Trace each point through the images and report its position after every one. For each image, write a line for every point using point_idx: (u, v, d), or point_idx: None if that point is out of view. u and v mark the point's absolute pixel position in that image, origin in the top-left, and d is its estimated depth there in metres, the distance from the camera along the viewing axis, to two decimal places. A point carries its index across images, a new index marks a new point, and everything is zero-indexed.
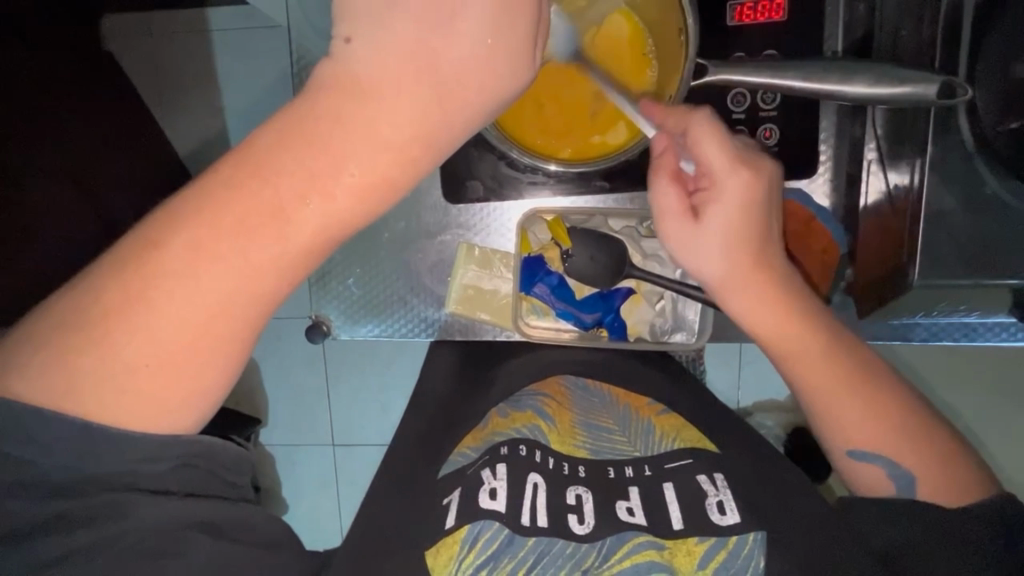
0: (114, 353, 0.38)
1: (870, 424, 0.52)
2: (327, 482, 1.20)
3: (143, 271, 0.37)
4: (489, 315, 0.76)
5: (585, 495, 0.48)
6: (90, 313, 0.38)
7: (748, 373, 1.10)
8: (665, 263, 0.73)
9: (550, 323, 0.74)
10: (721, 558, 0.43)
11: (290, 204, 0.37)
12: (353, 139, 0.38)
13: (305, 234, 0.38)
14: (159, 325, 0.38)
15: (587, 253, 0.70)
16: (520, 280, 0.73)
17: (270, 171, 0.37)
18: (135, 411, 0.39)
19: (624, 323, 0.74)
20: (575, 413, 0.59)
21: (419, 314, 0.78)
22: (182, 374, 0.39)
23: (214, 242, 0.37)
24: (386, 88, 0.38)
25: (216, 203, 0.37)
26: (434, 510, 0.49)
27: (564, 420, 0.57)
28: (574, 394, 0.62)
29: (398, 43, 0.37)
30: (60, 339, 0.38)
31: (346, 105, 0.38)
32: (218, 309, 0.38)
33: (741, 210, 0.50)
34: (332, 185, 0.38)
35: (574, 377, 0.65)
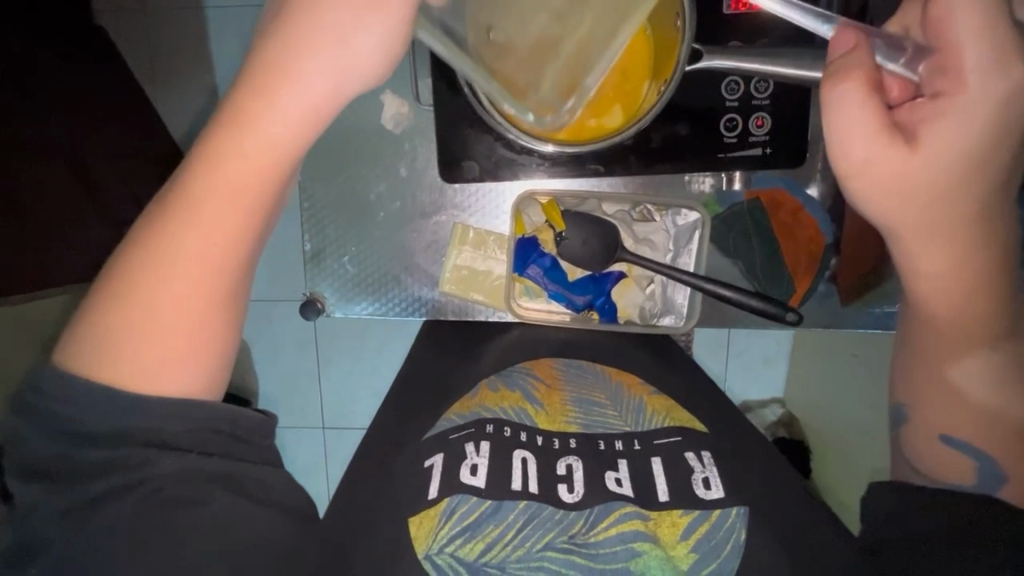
0: (121, 328, 0.45)
1: (979, 407, 0.51)
2: (318, 462, 1.22)
3: (139, 262, 0.45)
4: (483, 296, 0.77)
5: (575, 464, 0.51)
6: (117, 302, 0.45)
7: (736, 365, 1.12)
8: (656, 247, 0.74)
9: (542, 304, 0.76)
10: (705, 530, 0.45)
11: (227, 187, 0.45)
12: (259, 129, 0.44)
13: (244, 207, 0.46)
14: (156, 299, 0.45)
15: (580, 237, 0.72)
16: (514, 260, 0.74)
17: (209, 165, 0.45)
18: (141, 377, 0.45)
19: (615, 306, 0.75)
20: (567, 391, 0.61)
21: (412, 294, 0.79)
22: (174, 336, 0.46)
23: (179, 229, 0.45)
24: (276, 84, 0.44)
25: (179, 201, 0.45)
26: (416, 471, 0.51)
27: (554, 401, 0.59)
28: (566, 372, 0.64)
29: (275, 47, 0.44)
30: (83, 329, 0.46)
31: (247, 107, 0.44)
32: (205, 284, 0.46)
33: (977, 121, 0.42)
34: (253, 163, 0.45)
35: (567, 359, 0.67)
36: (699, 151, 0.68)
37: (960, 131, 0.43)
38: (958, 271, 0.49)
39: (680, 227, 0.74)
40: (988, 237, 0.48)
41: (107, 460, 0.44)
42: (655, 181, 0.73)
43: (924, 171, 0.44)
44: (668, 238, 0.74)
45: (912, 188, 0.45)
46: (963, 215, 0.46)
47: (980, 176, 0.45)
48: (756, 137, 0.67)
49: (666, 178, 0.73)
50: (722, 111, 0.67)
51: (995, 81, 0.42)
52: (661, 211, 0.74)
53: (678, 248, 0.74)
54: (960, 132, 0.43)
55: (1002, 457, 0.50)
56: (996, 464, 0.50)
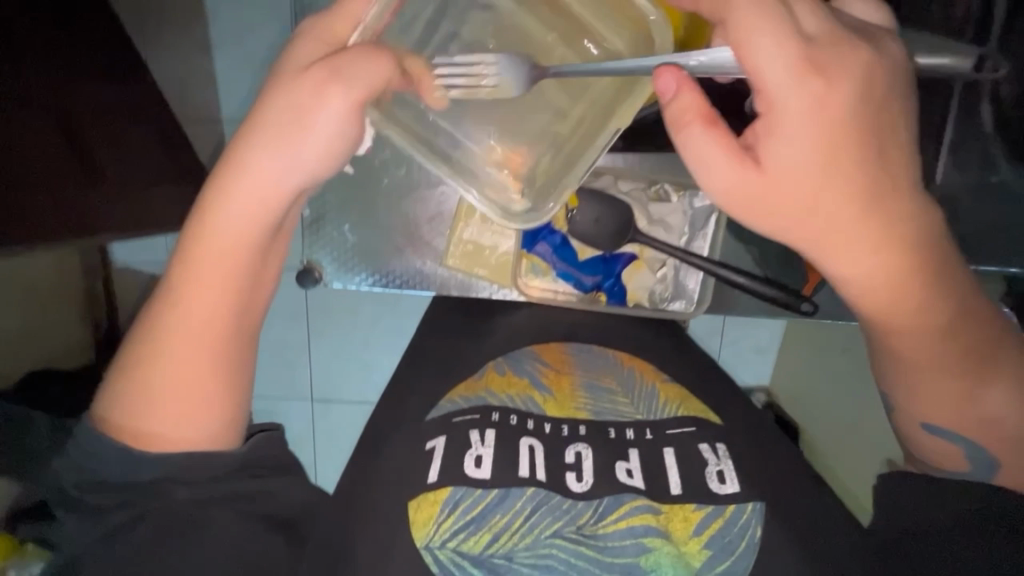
0: (142, 390, 0.54)
1: (957, 403, 0.56)
2: None
3: (155, 331, 0.54)
4: (486, 272, 0.75)
5: (585, 452, 0.53)
6: (143, 376, 0.54)
7: (730, 348, 1.14)
8: (671, 229, 0.72)
9: (549, 283, 0.74)
10: (717, 525, 0.48)
11: (220, 258, 0.54)
12: (240, 210, 0.53)
13: (234, 270, 0.54)
14: (170, 361, 0.54)
15: (592, 215, 0.69)
16: (522, 237, 0.72)
17: (206, 239, 0.54)
18: (159, 432, 0.54)
19: (624, 289, 0.74)
20: (577, 376, 0.63)
21: (413, 267, 0.76)
22: (185, 392, 0.54)
23: (185, 299, 0.54)
24: (251, 170, 0.51)
25: (184, 271, 0.54)
26: (418, 453, 0.54)
27: (564, 388, 0.61)
28: (576, 357, 0.66)
29: (258, 130, 0.51)
30: (110, 390, 0.55)
31: (229, 191, 0.52)
32: (209, 344, 0.54)
33: (812, 135, 0.45)
34: (244, 231, 0.53)
35: (577, 343, 0.68)
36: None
37: (798, 154, 0.45)
38: (895, 279, 0.50)
39: (697, 209, 0.72)
40: (914, 229, 0.48)
41: (126, 497, 0.53)
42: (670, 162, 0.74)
43: (780, 184, 0.47)
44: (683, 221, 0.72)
45: (784, 205, 0.47)
46: (853, 215, 0.47)
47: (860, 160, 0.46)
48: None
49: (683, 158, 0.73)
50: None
51: (804, 89, 0.44)
52: (678, 192, 0.72)
53: (694, 231, 0.72)
54: (801, 153, 0.46)
55: (996, 449, 0.55)
56: (992, 456, 0.55)
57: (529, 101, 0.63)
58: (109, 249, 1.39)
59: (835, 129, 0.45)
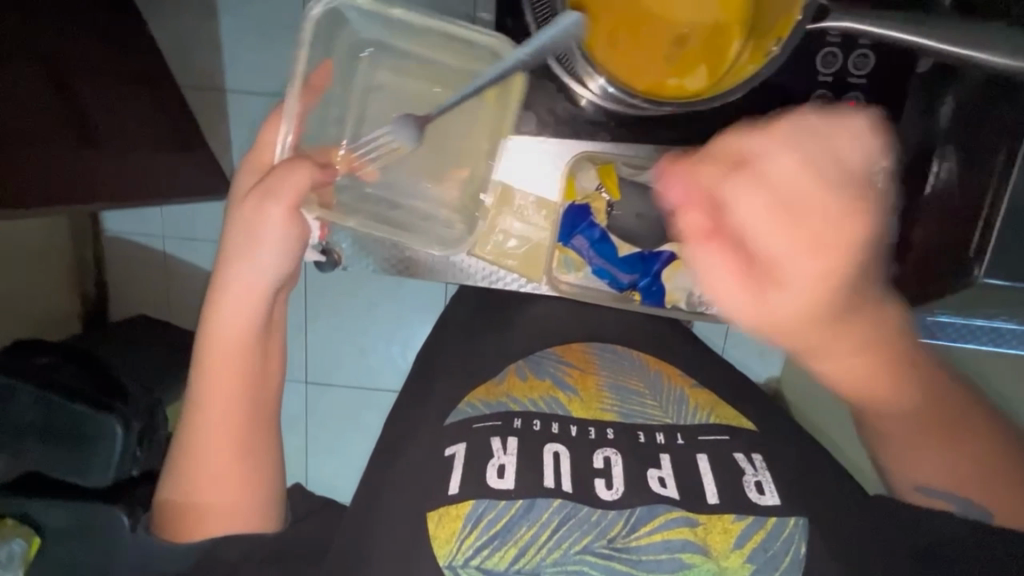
0: (198, 498, 0.67)
1: (950, 463, 0.61)
2: (336, 417, 1.32)
3: (192, 439, 0.67)
4: (516, 263, 0.81)
5: (613, 458, 0.64)
6: (180, 483, 0.68)
7: (734, 342, 1.17)
8: None
9: (581, 277, 0.80)
10: (761, 537, 0.56)
11: (227, 369, 0.66)
12: (235, 325, 0.66)
13: (237, 373, 0.67)
14: (211, 457, 0.67)
15: (633, 211, 0.76)
16: (561, 228, 0.78)
17: (211, 360, 0.66)
18: (219, 518, 0.67)
19: (660, 289, 0.79)
20: (603, 377, 0.74)
21: (441, 255, 0.79)
22: (235, 474, 0.67)
23: (209, 408, 0.67)
24: (236, 294, 0.65)
25: (202, 387, 0.67)
26: (438, 458, 0.64)
27: (589, 389, 0.72)
28: (599, 358, 0.77)
29: (232, 268, 0.65)
30: (170, 509, 0.68)
31: (223, 315, 0.66)
32: (239, 433, 0.67)
33: (813, 281, 0.42)
34: (239, 340, 0.66)
35: (601, 345, 0.79)
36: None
37: (802, 310, 0.43)
38: (863, 380, 0.53)
39: None
40: (886, 329, 0.51)
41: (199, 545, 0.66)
42: None
43: (784, 329, 0.45)
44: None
45: (798, 340, 0.46)
46: (853, 343, 0.48)
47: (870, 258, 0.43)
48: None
49: None
50: (814, 86, 0.66)
51: (812, 257, 0.42)
52: None
53: None
54: (801, 303, 0.43)
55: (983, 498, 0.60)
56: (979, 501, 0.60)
57: (438, 134, 0.69)
58: (101, 216, 1.34)
59: (841, 267, 0.42)
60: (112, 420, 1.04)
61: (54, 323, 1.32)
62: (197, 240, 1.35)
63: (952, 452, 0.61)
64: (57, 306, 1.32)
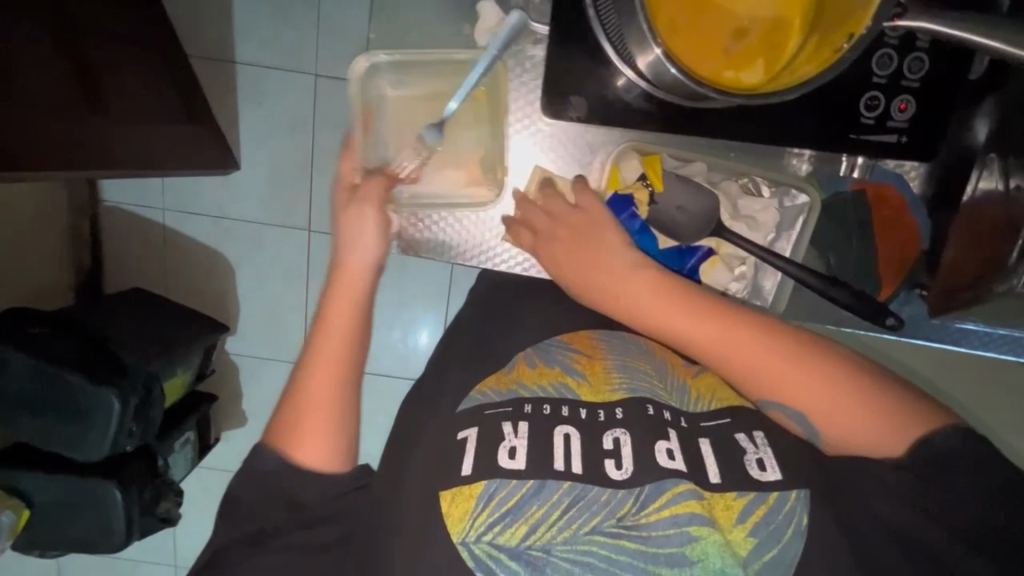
0: (306, 421, 0.64)
1: (841, 402, 0.60)
2: None
3: (308, 364, 0.67)
4: None
5: (623, 437, 0.60)
6: (286, 407, 0.66)
7: None
8: (758, 227, 0.71)
9: None
10: (763, 512, 0.56)
11: (350, 302, 0.70)
12: (356, 261, 0.71)
13: (354, 310, 0.69)
14: (325, 378, 0.66)
15: (676, 202, 0.70)
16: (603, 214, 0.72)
17: (338, 289, 0.70)
18: (324, 446, 0.64)
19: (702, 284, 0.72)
20: (610, 359, 0.70)
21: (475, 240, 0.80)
22: (341, 405, 0.66)
23: (325, 337, 0.68)
24: (354, 234, 0.71)
25: (324, 320, 0.69)
26: (451, 443, 0.63)
27: (596, 371, 0.68)
28: (606, 343, 0.73)
29: (360, 208, 0.72)
30: (276, 434, 0.65)
31: (350, 251, 0.71)
32: (337, 370, 0.67)
33: (564, 250, 0.69)
34: (358, 277, 0.71)
35: (607, 332, 0.76)
36: (832, 123, 0.66)
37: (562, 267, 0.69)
38: (704, 335, 0.62)
39: (786, 209, 0.71)
40: (688, 291, 0.64)
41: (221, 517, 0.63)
42: (758, 151, 0.71)
43: (580, 287, 0.68)
44: (773, 218, 0.71)
45: (602, 296, 0.66)
46: (649, 292, 0.63)
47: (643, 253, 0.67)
48: (895, 121, 0.65)
49: (774, 149, 0.71)
50: (867, 87, 0.64)
51: (549, 232, 0.71)
52: (770, 186, 0.71)
53: (779, 232, 0.71)
54: (565, 265, 0.69)
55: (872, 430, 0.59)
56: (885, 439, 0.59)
57: (453, 122, 0.76)
58: (99, 184, 1.30)
59: (584, 241, 0.68)
60: (109, 393, 0.98)
61: (50, 292, 1.26)
62: (197, 213, 1.32)
63: (883, 427, 0.59)
64: (55, 277, 1.27)
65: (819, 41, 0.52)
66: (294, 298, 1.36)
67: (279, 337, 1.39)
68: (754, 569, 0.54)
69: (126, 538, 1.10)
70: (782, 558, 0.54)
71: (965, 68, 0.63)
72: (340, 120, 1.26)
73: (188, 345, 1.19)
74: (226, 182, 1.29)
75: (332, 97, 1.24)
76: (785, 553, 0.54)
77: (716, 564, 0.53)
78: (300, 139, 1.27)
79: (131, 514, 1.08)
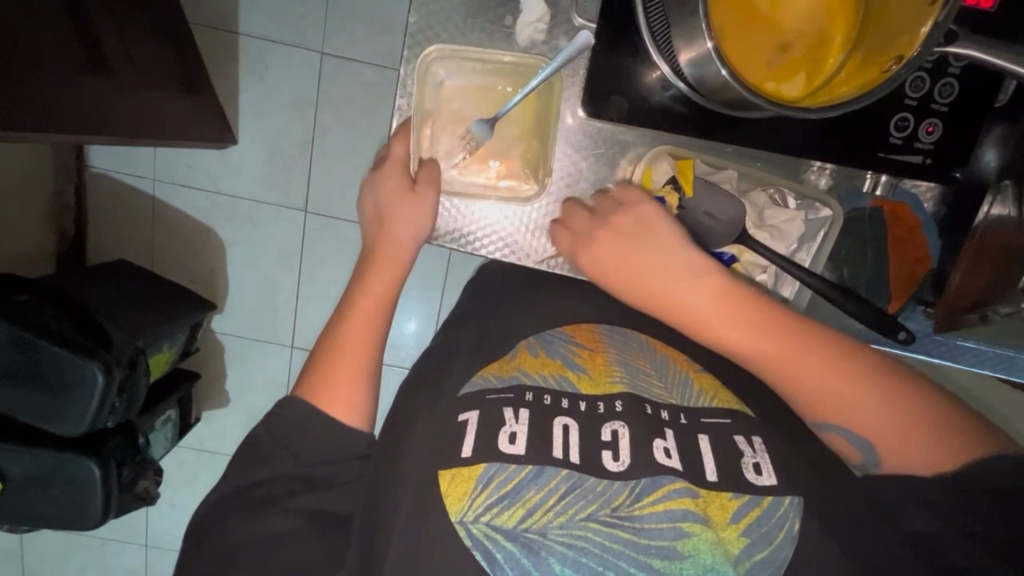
0: (333, 372, 0.67)
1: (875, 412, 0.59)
2: None
3: (341, 327, 0.70)
4: None
5: (621, 430, 0.60)
6: (324, 356, 0.69)
7: None
8: (784, 236, 0.72)
9: None
10: (757, 514, 0.55)
11: (387, 271, 0.72)
12: (401, 233, 0.72)
13: (385, 281, 0.72)
14: (351, 339, 0.69)
15: (704, 208, 0.70)
16: None
17: (379, 257, 0.72)
18: (345, 401, 0.67)
19: None
20: (610, 354, 0.71)
21: (500, 234, 0.77)
22: (360, 363, 0.68)
23: (362, 298, 0.71)
24: (395, 206, 0.71)
25: (366, 283, 0.72)
26: (451, 425, 0.61)
27: (597, 364, 0.68)
28: (608, 338, 0.74)
29: (394, 179, 0.72)
30: (308, 375, 0.68)
31: (389, 221, 0.72)
32: (367, 333, 0.70)
33: (618, 249, 0.68)
34: (398, 249, 0.72)
35: (610, 328, 0.77)
36: (859, 141, 0.68)
37: (613, 269, 0.68)
38: (758, 342, 0.62)
39: (813, 221, 0.72)
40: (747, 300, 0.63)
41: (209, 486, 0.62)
42: (785, 161, 0.72)
43: (630, 285, 0.67)
44: (799, 229, 0.72)
45: (658, 299, 0.66)
46: (711, 297, 0.63)
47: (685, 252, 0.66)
48: (922, 143, 0.67)
49: (801, 160, 0.72)
50: (897, 108, 0.66)
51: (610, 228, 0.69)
52: (797, 199, 0.72)
53: (801, 244, 0.72)
54: (615, 265, 0.68)
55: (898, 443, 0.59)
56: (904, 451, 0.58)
57: (505, 120, 0.73)
58: (87, 149, 1.26)
59: (641, 237, 0.67)
60: (93, 366, 0.95)
61: (32, 259, 1.21)
62: (190, 186, 1.28)
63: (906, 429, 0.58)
64: (38, 244, 1.22)
65: (865, 58, 0.54)
66: (285, 278, 1.33)
67: (266, 316, 1.36)
68: (745, 567, 0.53)
69: (103, 515, 1.07)
70: (774, 559, 0.53)
71: (991, 98, 0.65)
72: (344, 99, 1.23)
73: (176, 321, 1.16)
74: (223, 156, 1.26)
75: (339, 75, 1.22)
76: (776, 554, 0.53)
77: (708, 561, 0.52)
78: (302, 115, 1.24)
79: (109, 491, 1.05)
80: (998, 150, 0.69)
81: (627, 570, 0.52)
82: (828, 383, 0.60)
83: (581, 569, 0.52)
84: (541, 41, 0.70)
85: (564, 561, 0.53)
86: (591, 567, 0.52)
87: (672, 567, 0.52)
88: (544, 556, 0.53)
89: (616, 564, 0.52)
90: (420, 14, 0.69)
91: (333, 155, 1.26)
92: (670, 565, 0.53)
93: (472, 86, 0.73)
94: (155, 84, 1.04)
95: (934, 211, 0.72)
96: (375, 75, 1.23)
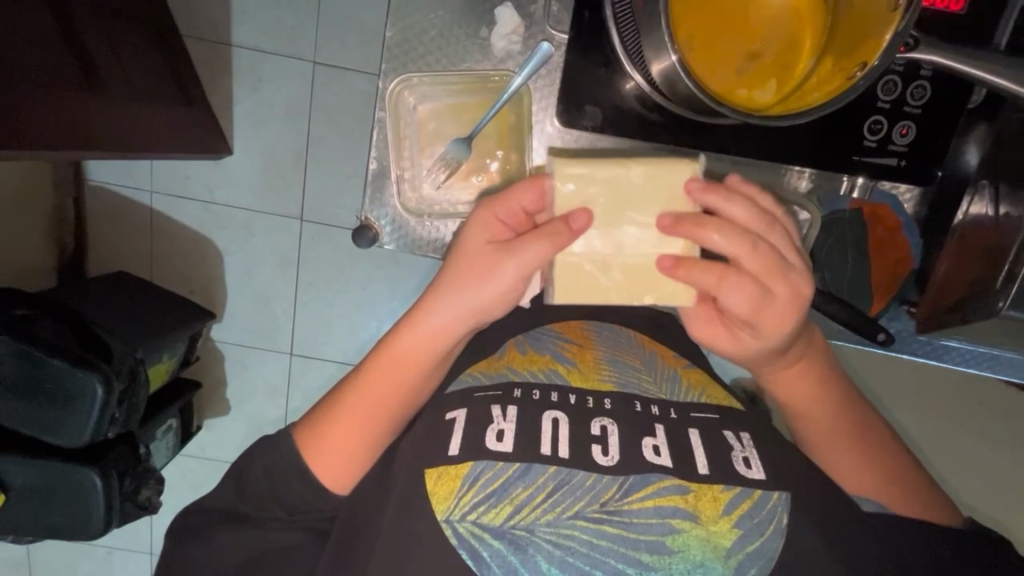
0: (330, 435, 0.64)
1: (880, 480, 0.65)
2: None
3: (358, 383, 0.64)
4: None
5: (610, 426, 0.60)
6: (325, 411, 0.65)
7: None
8: None
9: None
10: (748, 506, 0.55)
11: (435, 334, 0.62)
12: (478, 292, 0.60)
13: (435, 342, 0.63)
14: (357, 401, 0.64)
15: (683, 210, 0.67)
16: None
17: (432, 312, 0.62)
18: (337, 474, 0.65)
19: None
20: (601, 351, 0.72)
21: None
22: (367, 429, 0.64)
23: (400, 356, 0.64)
24: (496, 254, 0.60)
25: (405, 336, 0.63)
26: (439, 423, 0.62)
27: (587, 361, 0.69)
28: (598, 335, 0.75)
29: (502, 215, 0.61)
30: (317, 424, 0.65)
31: (475, 270, 0.60)
32: (381, 396, 0.64)
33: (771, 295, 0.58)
34: (472, 308, 0.61)
35: (600, 324, 0.78)
36: (835, 141, 0.68)
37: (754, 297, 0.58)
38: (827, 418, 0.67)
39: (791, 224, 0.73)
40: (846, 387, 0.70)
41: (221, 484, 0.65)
42: (763, 167, 0.72)
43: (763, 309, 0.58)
44: None
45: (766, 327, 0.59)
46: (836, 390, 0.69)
47: (795, 319, 0.59)
48: (896, 145, 0.68)
49: (778, 165, 0.72)
50: (870, 111, 0.67)
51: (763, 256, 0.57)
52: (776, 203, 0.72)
53: None
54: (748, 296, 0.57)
55: (894, 501, 0.64)
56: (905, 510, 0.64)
57: (480, 137, 0.75)
58: (85, 164, 1.28)
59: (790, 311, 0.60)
60: (93, 378, 0.96)
61: (33, 272, 1.22)
62: (186, 197, 1.30)
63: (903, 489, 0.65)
64: (38, 257, 1.24)
65: (835, 63, 0.54)
66: (282, 287, 1.34)
67: (265, 325, 1.37)
68: (737, 560, 0.53)
69: (106, 526, 1.08)
70: (765, 551, 0.54)
71: (965, 96, 0.65)
72: (337, 109, 1.25)
73: (175, 331, 1.17)
74: (217, 167, 1.27)
75: (330, 86, 1.23)
76: (767, 546, 0.54)
77: (697, 557, 0.53)
78: (295, 124, 1.25)
79: (111, 500, 1.06)
80: (981, 148, 0.69)
81: (616, 565, 0.53)
82: (847, 456, 0.66)
83: (567, 568, 0.53)
84: (517, 51, 0.70)
85: (551, 559, 0.53)
86: (578, 566, 0.53)
87: (661, 561, 0.53)
88: (531, 553, 0.53)
89: (603, 561, 0.53)
90: (397, 29, 0.70)
91: (326, 164, 1.27)
92: (659, 560, 0.53)
93: (447, 105, 0.74)
94: (148, 97, 1.05)
95: (914, 211, 0.74)
96: (369, 85, 1.24)
